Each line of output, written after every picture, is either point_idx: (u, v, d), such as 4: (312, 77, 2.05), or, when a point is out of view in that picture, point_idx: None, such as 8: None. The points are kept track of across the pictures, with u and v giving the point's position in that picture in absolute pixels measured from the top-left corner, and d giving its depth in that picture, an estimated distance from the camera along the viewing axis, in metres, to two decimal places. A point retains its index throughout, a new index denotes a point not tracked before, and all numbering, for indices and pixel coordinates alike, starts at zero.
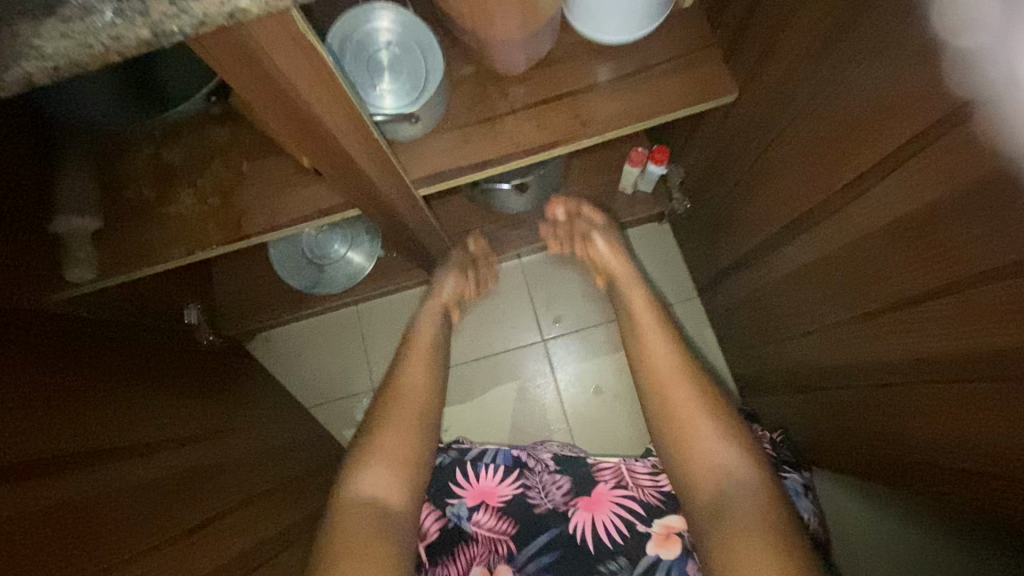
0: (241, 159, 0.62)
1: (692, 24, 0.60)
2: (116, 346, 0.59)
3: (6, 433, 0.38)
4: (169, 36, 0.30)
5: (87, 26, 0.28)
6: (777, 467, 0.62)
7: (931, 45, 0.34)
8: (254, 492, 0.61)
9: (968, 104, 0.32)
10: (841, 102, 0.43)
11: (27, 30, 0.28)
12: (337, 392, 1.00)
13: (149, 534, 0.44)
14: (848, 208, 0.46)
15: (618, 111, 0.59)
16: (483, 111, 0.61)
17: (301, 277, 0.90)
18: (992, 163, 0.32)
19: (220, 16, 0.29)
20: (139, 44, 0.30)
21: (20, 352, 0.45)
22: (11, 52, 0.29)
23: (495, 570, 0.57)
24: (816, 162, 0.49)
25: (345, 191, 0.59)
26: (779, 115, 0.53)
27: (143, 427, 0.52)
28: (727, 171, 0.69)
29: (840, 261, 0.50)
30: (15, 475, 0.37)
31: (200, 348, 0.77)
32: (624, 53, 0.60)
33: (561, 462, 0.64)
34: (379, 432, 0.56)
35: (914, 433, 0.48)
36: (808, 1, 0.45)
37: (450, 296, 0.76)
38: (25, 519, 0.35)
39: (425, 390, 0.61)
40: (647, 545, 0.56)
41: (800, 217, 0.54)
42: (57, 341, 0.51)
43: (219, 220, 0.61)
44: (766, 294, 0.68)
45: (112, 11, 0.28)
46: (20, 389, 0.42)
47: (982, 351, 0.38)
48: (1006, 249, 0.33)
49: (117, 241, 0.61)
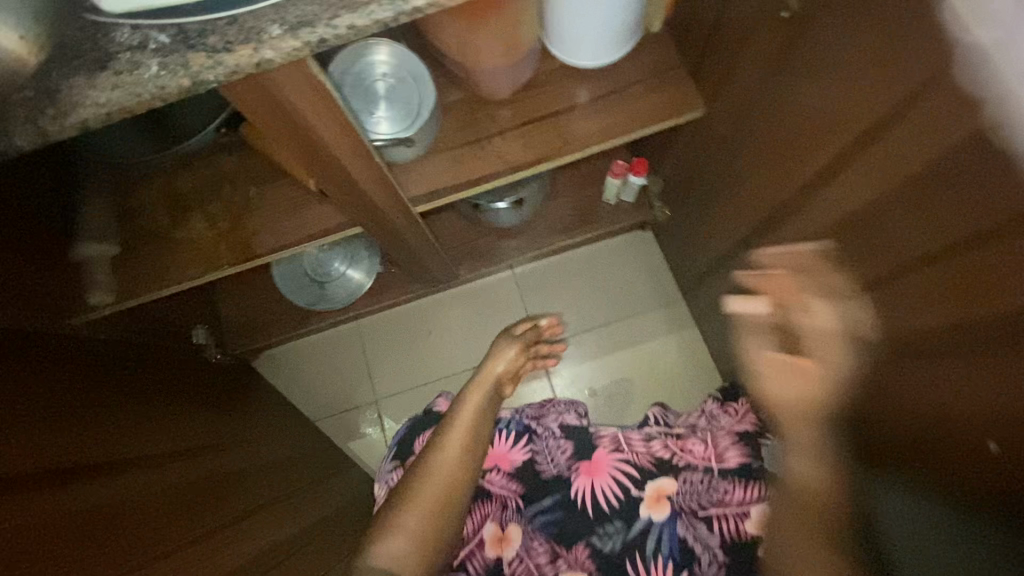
0: (249, 185, 0.67)
1: (658, 49, 0.67)
2: (137, 373, 0.64)
3: (43, 445, 0.44)
4: (206, 85, 0.32)
5: (135, 77, 0.31)
6: (761, 437, 0.66)
7: (893, 44, 0.37)
8: (264, 499, 0.67)
9: (927, 86, 0.36)
10: (804, 105, 0.48)
11: (80, 83, 0.31)
12: (343, 403, 1.06)
13: (169, 539, 0.50)
14: (817, 200, 0.51)
15: (597, 129, 0.66)
16: (473, 133, 0.67)
17: (303, 295, 0.96)
18: (950, 140, 0.35)
19: (250, 66, 0.32)
20: (180, 93, 0.32)
21: (55, 373, 0.52)
22: (61, 103, 0.31)
23: (506, 526, 0.63)
24: (784, 160, 0.54)
25: (349, 212, 0.65)
26: (743, 123, 0.59)
27: (159, 442, 0.58)
28: (700, 178, 0.75)
29: (810, 250, 0.55)
30: (52, 481, 0.43)
31: (206, 366, 0.84)
32: (599, 76, 0.67)
33: (566, 429, 0.67)
34: (405, 505, 0.54)
35: (877, 415, 0.51)
36: (764, 21, 0.50)
37: (506, 369, 0.69)
38: (62, 518, 0.41)
39: (465, 457, 0.58)
40: (640, 507, 0.62)
41: (770, 215, 0.60)
42: (87, 365, 0.57)
43: (230, 243, 0.67)
44: (742, 290, 0.74)
45: (158, 64, 0.31)
46: (54, 408, 0.48)
47: (947, 325, 0.41)
48: (967, 222, 0.36)
49: (133, 266, 0.66)
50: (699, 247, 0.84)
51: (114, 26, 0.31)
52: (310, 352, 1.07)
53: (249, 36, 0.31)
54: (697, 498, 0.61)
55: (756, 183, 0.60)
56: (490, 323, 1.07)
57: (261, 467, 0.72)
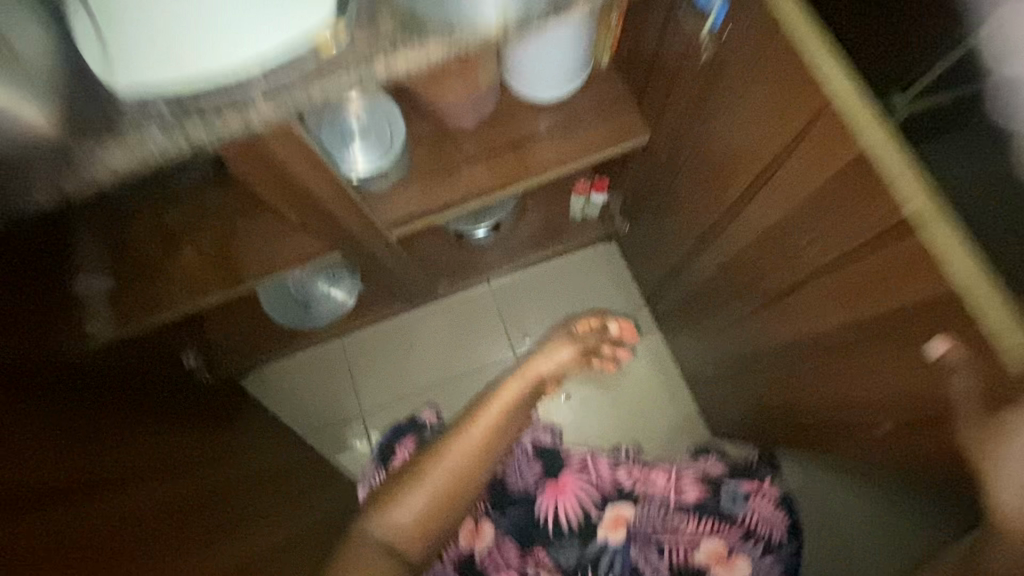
0: (236, 217, 0.73)
1: (607, 82, 0.75)
2: (133, 398, 0.68)
3: (59, 461, 0.49)
4: (201, 147, 0.38)
5: (140, 142, 0.37)
6: (717, 478, 0.71)
7: (796, 79, 0.44)
8: (258, 511, 0.71)
9: (825, 107, 0.42)
10: (727, 136, 0.55)
11: (91, 149, 0.36)
12: (331, 417, 1.10)
13: (175, 543, 0.54)
14: (744, 215, 0.58)
15: (554, 157, 0.73)
16: (443, 163, 0.73)
17: (291, 316, 1.00)
18: (854, 147, 0.42)
19: (239, 131, 0.38)
20: (178, 154, 0.38)
21: (54, 399, 0.55)
22: (76, 167, 0.37)
23: (472, 528, 0.68)
24: (714, 183, 0.61)
25: (330, 239, 0.71)
26: (680, 150, 0.67)
27: (157, 458, 0.62)
28: (651, 196, 0.82)
29: (746, 261, 0.61)
30: (72, 494, 0.48)
31: (198, 388, 0.89)
32: (555, 108, 0.74)
33: (539, 449, 0.73)
34: (409, 489, 0.59)
35: (854, 397, 0.57)
36: (689, 62, 0.58)
37: (547, 373, 0.71)
38: (85, 528, 0.46)
39: (482, 450, 0.62)
40: (599, 529, 0.68)
41: (709, 230, 0.67)
42: (83, 391, 0.61)
43: (219, 271, 0.72)
44: (695, 298, 0.81)
45: (159, 131, 0.37)
46: (60, 429, 0.52)
47: (892, 307, 0.46)
48: (884, 216, 0.42)
49: (129, 296, 0.71)
50: (655, 257, 0.91)
51: (121, 101, 0.37)
52: (297, 371, 1.12)
53: (238, 108, 0.37)
54: (652, 524, 0.68)
55: (696, 203, 0.67)
56: (469, 336, 1.12)
57: (256, 479, 0.76)
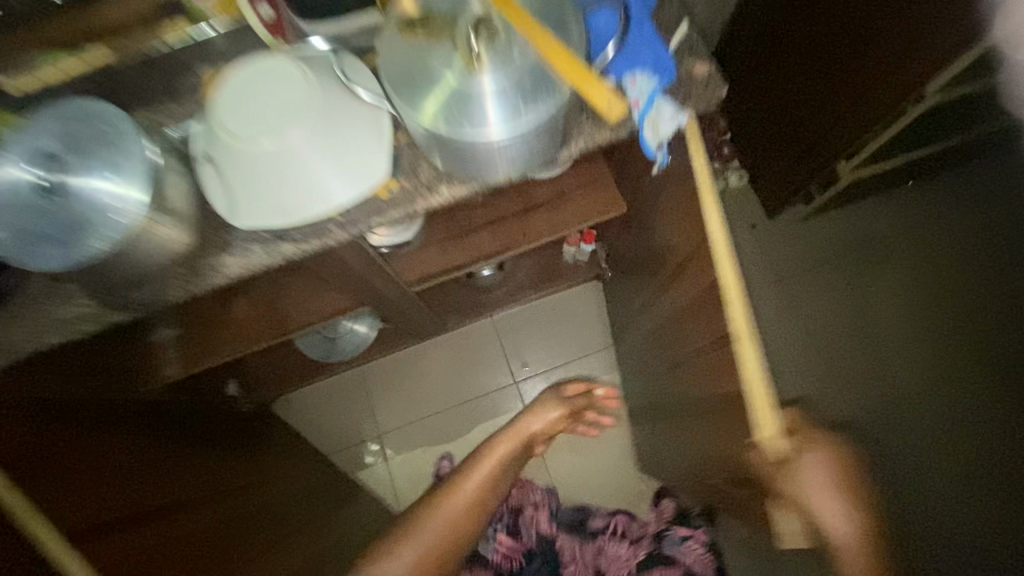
0: (279, 275, 0.87)
1: (590, 161, 0.89)
2: (161, 433, 0.78)
3: (90, 505, 0.57)
4: (291, 259, 0.53)
5: (248, 258, 0.52)
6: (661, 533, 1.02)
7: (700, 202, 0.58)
8: (284, 532, 0.80)
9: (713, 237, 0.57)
10: (674, 226, 0.70)
11: (214, 263, 0.52)
12: (351, 439, 1.24)
13: (202, 566, 0.62)
14: (683, 287, 0.73)
15: (546, 225, 0.87)
16: (454, 231, 0.88)
17: (319, 348, 1.14)
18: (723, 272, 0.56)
19: (319, 248, 0.53)
20: (274, 264, 0.53)
21: (94, 442, 0.65)
22: (202, 276, 0.52)
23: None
24: (671, 258, 0.76)
25: (360, 296, 0.85)
26: (649, 224, 0.81)
27: (182, 490, 0.71)
28: (628, 252, 0.96)
29: (685, 323, 0.75)
30: (101, 532, 0.56)
31: (238, 417, 1.03)
32: (547, 183, 0.89)
33: (549, 512, 1.14)
34: (398, 544, 0.62)
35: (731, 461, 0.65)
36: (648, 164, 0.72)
37: (538, 431, 0.83)
38: (112, 562, 0.54)
39: (472, 505, 0.67)
40: None
41: (668, 290, 0.81)
42: (124, 431, 0.72)
43: (265, 322, 0.86)
44: (656, 342, 0.94)
45: (261, 250, 0.52)
46: (93, 471, 0.61)
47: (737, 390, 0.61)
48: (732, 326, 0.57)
49: (192, 343, 0.85)
50: (629, 302, 1.05)
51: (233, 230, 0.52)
52: (320, 398, 1.26)
53: (319, 235, 0.52)
54: None
55: (659, 270, 0.82)
56: (473, 365, 1.27)
57: (292, 498, 0.92)
